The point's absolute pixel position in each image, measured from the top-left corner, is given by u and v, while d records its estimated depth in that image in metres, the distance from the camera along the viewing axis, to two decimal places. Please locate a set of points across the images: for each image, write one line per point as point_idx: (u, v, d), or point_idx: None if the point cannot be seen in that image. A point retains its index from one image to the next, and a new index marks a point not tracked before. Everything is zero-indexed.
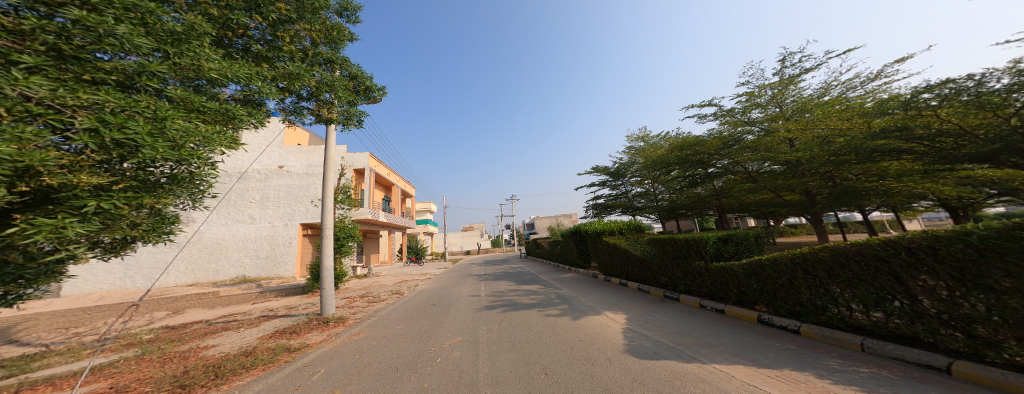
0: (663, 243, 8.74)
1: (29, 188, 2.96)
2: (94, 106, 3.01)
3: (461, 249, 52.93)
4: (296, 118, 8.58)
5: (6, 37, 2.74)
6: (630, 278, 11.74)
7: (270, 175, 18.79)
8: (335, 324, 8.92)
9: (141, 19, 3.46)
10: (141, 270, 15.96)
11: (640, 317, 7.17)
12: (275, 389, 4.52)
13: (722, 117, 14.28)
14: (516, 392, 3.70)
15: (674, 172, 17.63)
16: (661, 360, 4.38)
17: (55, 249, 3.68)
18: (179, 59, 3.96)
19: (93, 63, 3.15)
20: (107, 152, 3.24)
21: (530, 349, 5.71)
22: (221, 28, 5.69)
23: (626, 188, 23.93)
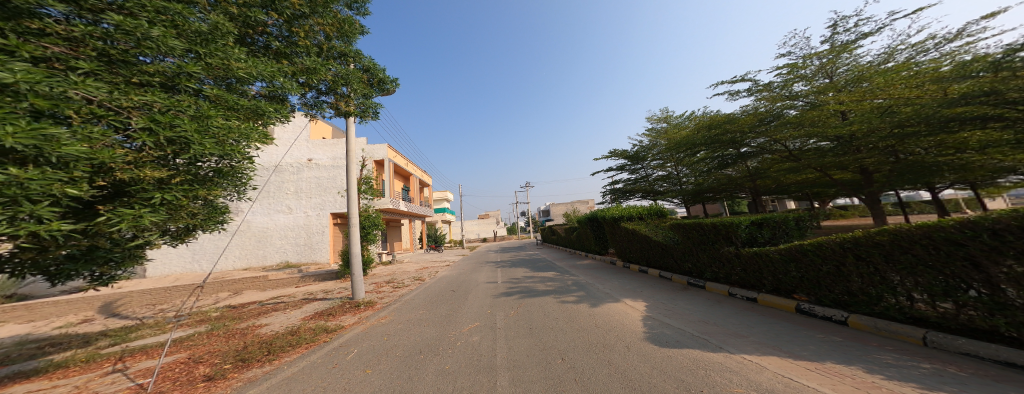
0: (687, 228, 8.33)
1: (106, 182, 3.33)
2: (145, 107, 3.32)
3: (478, 237, 53.84)
4: (318, 112, 8.91)
5: (64, 45, 2.97)
6: (651, 264, 11.42)
7: (301, 167, 19.86)
8: (366, 308, 9.51)
9: (172, 22, 3.76)
10: (205, 255, 17.81)
11: (665, 305, 6.96)
12: (314, 366, 4.90)
13: (757, 93, 12.98)
14: (533, 375, 3.80)
15: (701, 153, 16.52)
16: (686, 348, 4.27)
17: (135, 236, 4.14)
18: (210, 60, 4.20)
19: (137, 66, 3.43)
20: (161, 150, 3.63)
21: (550, 334, 5.76)
22: (243, 26, 5.89)
23: (646, 172, 22.87)
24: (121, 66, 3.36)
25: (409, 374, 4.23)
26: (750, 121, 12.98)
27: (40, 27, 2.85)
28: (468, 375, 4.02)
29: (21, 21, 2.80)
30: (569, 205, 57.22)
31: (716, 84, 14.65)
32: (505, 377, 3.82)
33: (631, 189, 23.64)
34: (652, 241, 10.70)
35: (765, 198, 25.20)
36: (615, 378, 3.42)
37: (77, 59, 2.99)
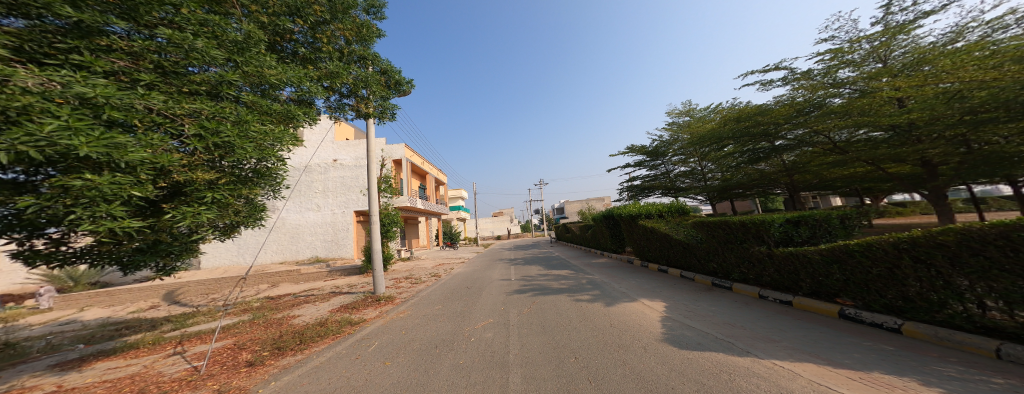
0: (713, 229, 7.66)
1: (168, 184, 3.77)
2: (195, 114, 3.73)
3: (491, 234, 54.18)
4: (342, 115, 9.40)
5: (127, 59, 3.31)
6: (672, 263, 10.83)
7: (327, 168, 20.91)
8: (386, 301, 9.98)
9: (213, 33, 4.10)
10: (248, 250, 19.34)
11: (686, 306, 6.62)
12: (338, 356, 5.24)
13: (794, 83, 11.75)
14: (546, 373, 3.87)
15: (727, 146, 15.59)
16: (708, 350, 4.06)
17: (190, 231, 4.70)
18: (246, 68, 4.54)
19: (186, 76, 3.82)
20: (210, 153, 4.02)
21: (561, 332, 5.75)
22: (275, 33, 6.39)
23: (666, 167, 21.95)
24: (173, 78, 3.73)
25: (423, 368, 4.41)
26: (785, 111, 11.94)
27: (109, 44, 3.20)
28: (481, 370, 4.15)
29: (94, 39, 3.13)
30: (588, 203, 56.21)
31: (744, 74, 13.58)
32: (515, 374, 3.88)
33: (651, 186, 22.84)
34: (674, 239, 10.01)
35: (805, 194, 23.34)
36: (630, 378, 3.29)
37: (137, 72, 3.35)
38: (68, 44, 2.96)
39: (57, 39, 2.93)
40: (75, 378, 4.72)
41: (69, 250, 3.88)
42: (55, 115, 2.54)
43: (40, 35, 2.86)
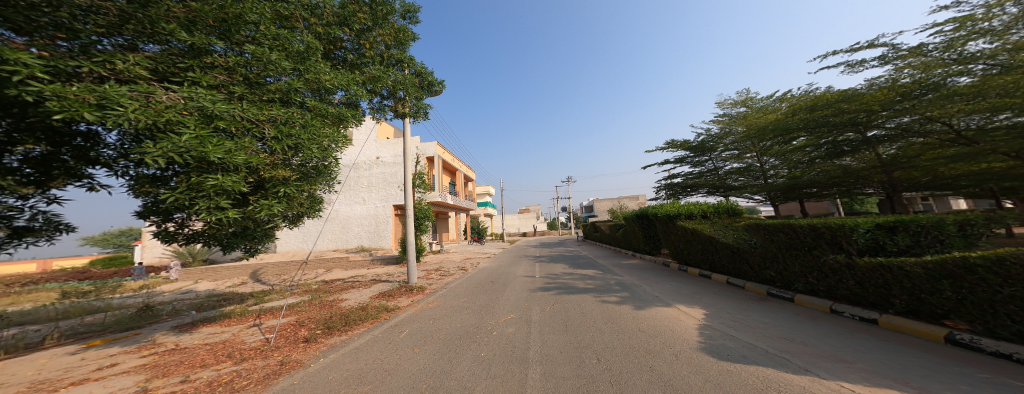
0: (767, 228, 4.34)
1: (255, 180, 3.93)
2: (275, 120, 3.97)
3: (517, 232, 53.75)
4: (382, 116, 8.07)
5: (225, 74, 3.70)
6: (677, 258, 7.63)
7: (371, 165, 22.40)
8: (420, 291, 8.79)
9: (283, 47, 4.26)
10: (311, 238, 21.48)
11: (726, 288, 5.16)
12: (375, 340, 4.52)
13: (893, 60, 6.73)
14: (563, 373, 2.85)
15: (797, 137, 9.57)
16: (751, 361, 2.19)
17: (271, 220, 4.77)
18: (307, 75, 4.48)
19: (266, 86, 4.07)
20: (288, 153, 4.19)
21: (592, 324, 4.39)
22: (326, 43, 5.90)
23: (717, 163, 15.21)
24: (255, 89, 4.02)
25: (440, 360, 3.62)
26: (879, 96, 7.04)
27: (213, 63, 3.58)
28: (499, 365, 3.27)
29: (203, 58, 3.52)
30: (625, 201, 53.00)
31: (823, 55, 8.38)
32: (535, 371, 2.99)
33: (695, 185, 15.99)
34: (708, 244, 6.01)
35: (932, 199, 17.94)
36: (654, 386, 2.22)
37: (235, 86, 3.75)
38: (183, 64, 3.34)
39: (180, 60, 3.33)
40: (187, 338, 4.94)
41: (183, 232, 4.32)
42: (184, 127, 2.97)
43: (165, 58, 3.23)
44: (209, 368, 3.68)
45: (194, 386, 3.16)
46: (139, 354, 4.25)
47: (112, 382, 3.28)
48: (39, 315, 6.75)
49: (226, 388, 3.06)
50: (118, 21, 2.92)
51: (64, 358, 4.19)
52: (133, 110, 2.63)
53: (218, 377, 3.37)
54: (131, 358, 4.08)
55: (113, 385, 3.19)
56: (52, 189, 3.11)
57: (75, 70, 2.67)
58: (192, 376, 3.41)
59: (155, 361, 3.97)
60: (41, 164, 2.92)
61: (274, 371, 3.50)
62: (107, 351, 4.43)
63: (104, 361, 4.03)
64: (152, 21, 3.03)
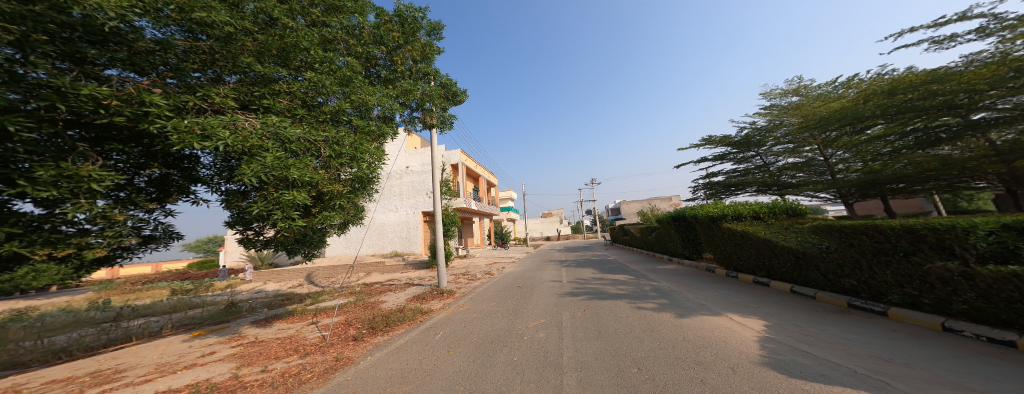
0: (844, 232, 3.67)
1: (315, 193, 4.12)
2: (329, 140, 4.16)
3: (542, 235, 53.34)
4: (413, 128, 8.24)
5: (285, 99, 3.96)
6: (725, 264, 7.09)
7: (401, 174, 22.97)
8: (451, 296, 8.71)
9: (328, 68, 4.42)
10: (349, 243, 22.28)
11: (791, 295, 4.67)
12: (413, 341, 4.54)
13: (997, 32, 5.71)
14: (601, 381, 2.67)
15: (871, 124, 7.62)
16: (837, 381, 1.90)
17: (323, 228, 4.98)
18: (352, 95, 4.59)
19: (319, 108, 4.32)
20: (337, 166, 4.33)
21: (626, 332, 4.14)
22: (362, 60, 6.05)
23: (768, 159, 12.37)
24: (310, 111, 4.26)
25: (474, 364, 3.53)
26: (985, 72, 5.44)
27: (278, 90, 3.90)
28: (531, 371, 3.12)
29: (270, 86, 3.83)
30: (652, 203, 50.60)
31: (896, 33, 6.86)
32: (571, 378, 2.82)
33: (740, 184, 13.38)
34: (764, 248, 5.34)
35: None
36: None
37: (294, 110, 4.03)
38: (262, 92, 3.77)
39: (254, 89, 3.72)
40: (263, 333, 5.24)
41: (260, 239, 4.52)
42: (266, 152, 3.32)
43: (244, 87, 3.65)
44: (282, 359, 3.89)
45: (270, 376, 3.38)
46: (229, 345, 4.57)
47: (212, 367, 3.66)
48: (155, 307, 7.63)
49: (294, 380, 3.23)
50: (211, 59, 3.41)
51: (178, 345, 4.62)
52: (228, 138, 2.95)
53: (288, 368, 3.57)
54: (224, 348, 4.39)
55: (212, 370, 3.57)
56: (170, 205, 3.59)
57: (181, 104, 2.98)
58: (270, 366, 3.65)
59: (242, 351, 4.24)
60: (160, 183, 3.46)
61: (330, 366, 3.62)
62: (207, 340, 4.83)
63: (205, 349, 4.39)
64: (231, 56, 3.45)
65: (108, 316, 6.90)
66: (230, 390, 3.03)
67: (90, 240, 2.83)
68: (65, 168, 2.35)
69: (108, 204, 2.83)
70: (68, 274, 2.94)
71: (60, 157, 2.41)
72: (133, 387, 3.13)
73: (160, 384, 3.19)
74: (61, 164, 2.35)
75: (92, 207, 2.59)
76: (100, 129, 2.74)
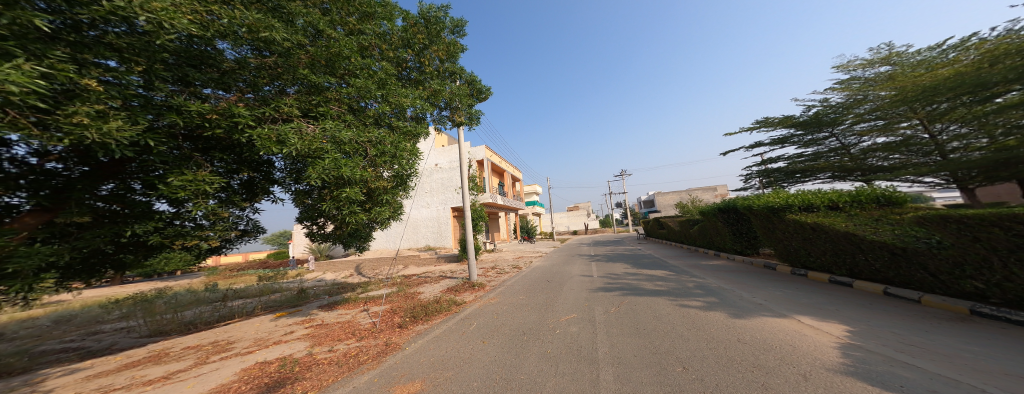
0: (957, 224, 3.07)
1: (367, 189, 4.31)
2: (375, 142, 4.30)
3: (568, 229, 52.63)
4: (442, 127, 8.25)
5: (335, 105, 4.18)
6: (788, 259, 6.49)
7: (429, 171, 23.43)
8: (482, 288, 8.80)
9: (365, 72, 4.51)
10: (384, 237, 23.24)
11: (868, 293, 4.22)
12: (450, 330, 4.57)
13: None
14: (644, 377, 2.49)
15: (1001, 91, 5.87)
16: None
17: (372, 225, 5.20)
18: (389, 98, 4.68)
19: (365, 113, 4.53)
20: (382, 165, 4.44)
21: (667, 330, 3.81)
22: (394, 64, 6.21)
23: (848, 140, 10.22)
24: (356, 115, 4.55)
25: (506, 354, 3.47)
26: None
27: (329, 98, 4.18)
28: (567, 364, 2.97)
29: (323, 95, 4.12)
30: (693, 194, 46.89)
31: None
32: (608, 372, 2.66)
33: (810, 169, 11.27)
34: (842, 243, 4.75)
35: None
36: None
37: (343, 115, 4.25)
38: (316, 100, 4.06)
39: (311, 99, 4.04)
40: (328, 316, 5.64)
41: (321, 233, 4.95)
42: (327, 153, 3.64)
43: (304, 97, 3.99)
44: (343, 341, 4.15)
45: (336, 355, 3.65)
46: (303, 325, 5.00)
47: (291, 345, 4.09)
48: (247, 290, 8.69)
49: (353, 361, 3.39)
50: (276, 73, 3.78)
51: (267, 323, 5.23)
52: (296, 143, 3.34)
53: (349, 349, 3.79)
54: (300, 328, 4.85)
55: (293, 347, 4.00)
56: (256, 203, 4.44)
57: (261, 114, 3.51)
58: (335, 346, 3.94)
59: (314, 331, 4.65)
60: (246, 186, 4.25)
61: (382, 349, 3.71)
62: (287, 320, 5.35)
63: (284, 329, 4.87)
64: (290, 68, 3.80)
65: (217, 296, 8.09)
66: (307, 365, 3.38)
67: (206, 233, 3.67)
68: (189, 174, 2.93)
69: (216, 203, 3.55)
70: (190, 260, 4.06)
71: (183, 165, 3.02)
72: (240, 357, 3.70)
73: (258, 355, 3.73)
74: (188, 170, 2.96)
75: (207, 205, 3.16)
76: (203, 140, 3.38)
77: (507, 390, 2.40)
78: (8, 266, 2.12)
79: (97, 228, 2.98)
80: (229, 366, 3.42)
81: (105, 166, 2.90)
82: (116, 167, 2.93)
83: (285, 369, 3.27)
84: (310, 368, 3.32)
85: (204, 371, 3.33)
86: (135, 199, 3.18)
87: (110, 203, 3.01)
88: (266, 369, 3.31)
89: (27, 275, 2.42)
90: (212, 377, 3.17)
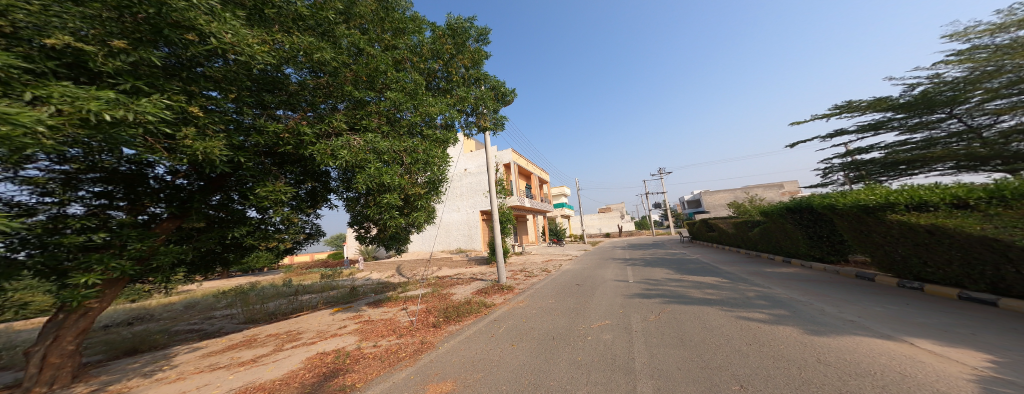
0: None
1: (404, 194, 4.51)
2: (410, 151, 4.49)
3: (599, 232, 51.17)
4: (471, 133, 8.38)
5: (376, 117, 4.44)
6: (886, 270, 5.01)
7: (458, 176, 23.97)
8: (512, 291, 8.81)
9: (398, 84, 4.70)
10: (418, 240, 24.16)
11: (948, 301, 3.72)
12: (480, 332, 4.62)
13: None
14: (682, 382, 2.30)
15: None
16: None
17: (409, 228, 5.39)
18: (421, 107, 4.83)
19: (400, 122, 4.71)
20: (417, 170, 4.59)
21: (710, 336, 3.56)
22: (424, 76, 6.40)
23: (974, 120, 6.65)
24: (393, 126, 4.72)
25: (536, 359, 3.39)
26: None
27: (371, 111, 4.43)
28: (600, 370, 2.80)
29: (364, 108, 4.40)
30: (749, 192, 41.55)
31: None
32: (645, 378, 2.48)
33: (922, 162, 7.47)
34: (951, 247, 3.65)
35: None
36: None
37: (382, 126, 4.47)
38: (361, 114, 4.38)
39: (356, 113, 4.36)
40: (374, 313, 5.95)
41: (366, 235, 5.24)
42: (370, 164, 3.88)
43: (351, 112, 4.33)
44: (386, 338, 4.33)
45: (379, 350, 3.82)
46: (354, 321, 5.33)
47: (344, 339, 4.36)
48: (310, 286, 9.56)
49: (393, 357, 3.52)
50: (329, 92, 4.25)
51: (327, 317, 5.65)
52: (346, 155, 3.67)
53: (391, 346, 3.95)
54: (352, 323, 5.17)
55: (345, 340, 4.27)
56: (319, 209, 4.89)
57: (321, 132, 3.94)
58: (379, 342, 4.12)
59: (363, 327, 4.94)
60: (312, 195, 4.72)
61: (417, 348, 3.82)
62: (342, 315, 5.75)
63: (339, 323, 5.21)
64: (339, 86, 4.20)
65: (287, 291, 9.01)
66: (356, 358, 3.57)
67: (283, 235, 4.12)
68: (270, 185, 3.49)
69: (290, 210, 3.96)
70: (272, 259, 4.50)
71: (265, 178, 3.63)
72: (306, 346, 4.08)
73: (319, 346, 4.06)
74: (269, 183, 3.51)
75: (283, 211, 3.74)
76: (279, 155, 3.99)
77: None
78: (154, 261, 2.66)
79: (210, 231, 3.58)
80: (298, 355, 3.79)
81: (214, 180, 3.44)
82: (221, 180, 3.47)
83: (339, 360, 3.50)
84: (358, 361, 3.50)
85: (276, 359, 3.71)
86: (236, 207, 3.67)
87: (218, 211, 3.53)
88: (324, 360, 3.57)
89: (166, 270, 2.96)
90: (286, 363, 3.56)
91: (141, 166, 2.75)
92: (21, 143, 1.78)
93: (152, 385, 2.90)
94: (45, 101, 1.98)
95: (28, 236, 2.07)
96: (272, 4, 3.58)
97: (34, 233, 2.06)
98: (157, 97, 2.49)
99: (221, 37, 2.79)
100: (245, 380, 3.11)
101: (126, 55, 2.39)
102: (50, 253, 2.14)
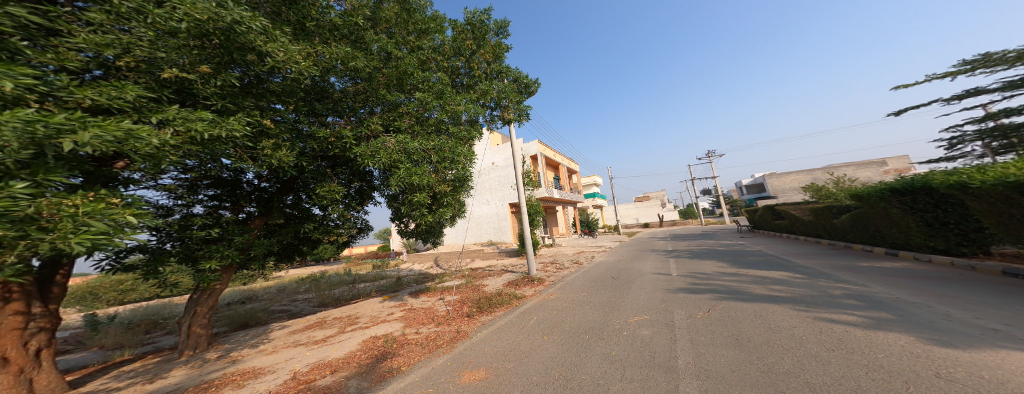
0: None
1: (435, 191, 4.80)
2: (438, 149, 4.74)
3: (632, 222, 49.55)
4: (495, 126, 8.54)
5: (408, 117, 4.76)
6: None
7: (485, 170, 24.44)
8: (542, 283, 9.00)
9: (424, 84, 4.95)
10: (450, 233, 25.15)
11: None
12: (512, 323, 4.85)
13: None
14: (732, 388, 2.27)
15: None
16: None
17: (442, 222, 5.71)
18: (445, 105, 5.06)
19: (429, 122, 4.98)
20: (446, 168, 4.85)
21: (775, 337, 3.41)
22: (448, 73, 6.64)
23: None
24: (422, 125, 4.99)
25: (567, 352, 3.56)
26: None
27: (402, 112, 4.74)
28: (638, 367, 2.87)
29: (396, 110, 4.72)
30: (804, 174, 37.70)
31: None
32: (686, 378, 2.51)
33: None
34: None
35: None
36: None
37: (412, 126, 4.79)
38: (394, 115, 4.69)
39: (391, 115, 4.69)
40: (415, 301, 6.44)
41: (406, 230, 5.63)
42: (403, 164, 4.21)
43: (385, 115, 4.66)
44: (427, 325, 4.71)
45: (422, 337, 4.19)
46: (399, 308, 5.83)
47: (391, 324, 4.81)
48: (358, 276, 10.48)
49: (433, 344, 3.86)
50: (366, 97, 4.57)
51: (374, 304, 6.22)
52: (380, 155, 4.02)
53: (431, 333, 4.30)
54: (398, 310, 5.65)
55: (392, 326, 4.71)
56: (366, 205, 5.32)
57: (363, 134, 4.32)
58: (422, 329, 4.50)
59: (407, 314, 5.39)
60: (361, 193, 5.09)
61: (454, 336, 4.14)
62: (387, 303, 6.29)
63: (386, 310, 5.71)
64: (373, 91, 4.54)
65: (337, 280, 9.97)
66: (402, 342, 3.96)
67: (340, 230, 4.61)
68: (327, 186, 3.92)
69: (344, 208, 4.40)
70: (334, 250, 5.07)
71: (324, 180, 4.07)
72: (361, 330, 4.56)
73: (372, 330, 4.53)
74: (326, 183, 3.93)
75: (340, 209, 4.17)
76: (332, 159, 4.44)
77: (569, 388, 2.47)
78: (253, 251, 3.16)
79: (287, 227, 4.15)
80: (355, 337, 4.27)
81: (287, 182, 3.91)
82: (292, 183, 3.91)
83: (388, 344, 3.90)
84: (403, 345, 3.88)
85: (337, 340, 4.21)
86: (305, 205, 4.17)
87: (294, 209, 4.08)
88: (376, 343, 4.00)
89: (263, 257, 3.50)
90: (347, 344, 4.04)
91: (237, 173, 3.24)
92: (158, 156, 2.23)
93: (257, 355, 3.45)
94: (167, 123, 2.40)
95: (170, 231, 2.59)
96: (311, 17, 4.07)
97: (173, 229, 2.58)
98: (241, 118, 2.87)
99: (274, 56, 3.13)
100: (317, 356, 3.59)
101: (215, 79, 2.84)
102: (185, 244, 2.65)
